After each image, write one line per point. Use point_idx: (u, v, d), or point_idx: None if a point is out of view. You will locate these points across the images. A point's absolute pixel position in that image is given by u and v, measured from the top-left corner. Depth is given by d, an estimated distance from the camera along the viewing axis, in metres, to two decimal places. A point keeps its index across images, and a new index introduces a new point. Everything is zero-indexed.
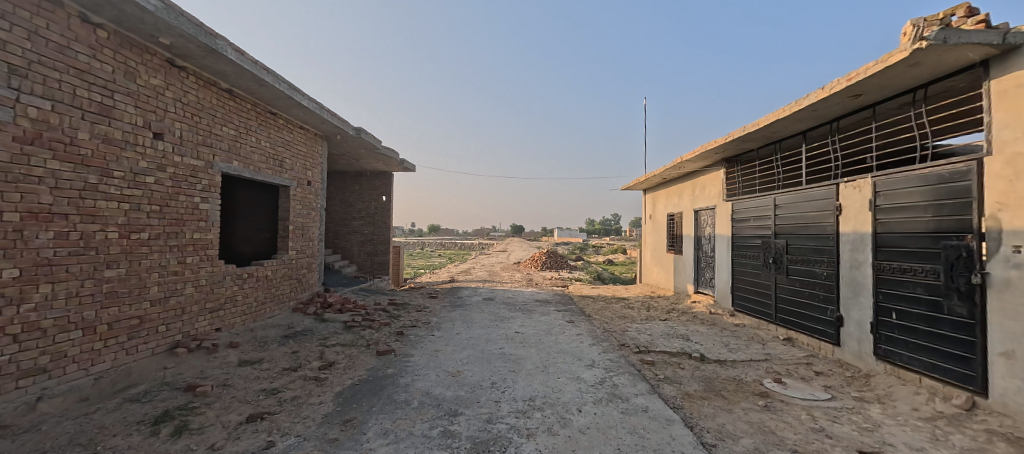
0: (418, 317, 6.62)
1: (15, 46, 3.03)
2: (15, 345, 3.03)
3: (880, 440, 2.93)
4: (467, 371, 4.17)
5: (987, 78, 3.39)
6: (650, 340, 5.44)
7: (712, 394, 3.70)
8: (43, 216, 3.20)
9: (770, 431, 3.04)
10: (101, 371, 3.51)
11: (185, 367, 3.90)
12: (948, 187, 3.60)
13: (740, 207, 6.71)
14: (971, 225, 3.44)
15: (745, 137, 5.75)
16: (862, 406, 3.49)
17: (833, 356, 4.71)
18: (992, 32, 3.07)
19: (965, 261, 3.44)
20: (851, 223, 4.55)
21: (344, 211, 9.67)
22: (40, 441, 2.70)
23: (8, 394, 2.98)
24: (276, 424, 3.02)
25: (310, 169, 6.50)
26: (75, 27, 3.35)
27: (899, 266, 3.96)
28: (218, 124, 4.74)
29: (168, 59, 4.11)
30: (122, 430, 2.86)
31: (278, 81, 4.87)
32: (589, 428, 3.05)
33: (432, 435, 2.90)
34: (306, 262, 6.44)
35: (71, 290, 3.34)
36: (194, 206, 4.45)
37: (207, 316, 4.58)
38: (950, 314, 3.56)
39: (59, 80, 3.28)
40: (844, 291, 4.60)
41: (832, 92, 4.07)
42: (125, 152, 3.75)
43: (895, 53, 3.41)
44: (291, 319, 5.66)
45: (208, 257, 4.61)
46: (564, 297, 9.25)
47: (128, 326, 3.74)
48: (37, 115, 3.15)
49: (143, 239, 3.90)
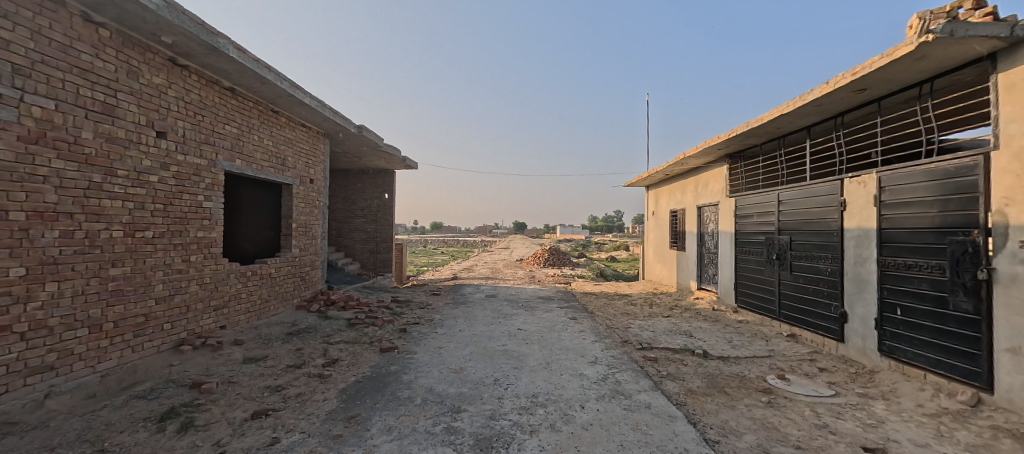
0: (421, 315, 6.63)
1: (19, 46, 3.04)
2: (23, 342, 3.06)
3: (884, 437, 2.92)
4: (470, 368, 4.18)
5: (994, 72, 3.35)
6: (653, 336, 5.44)
7: (715, 390, 3.70)
8: (48, 215, 3.21)
9: (774, 427, 3.03)
10: (108, 368, 3.54)
11: (190, 364, 3.92)
12: (954, 182, 3.57)
13: (744, 203, 6.67)
14: (977, 220, 3.41)
15: (749, 133, 5.71)
16: (866, 402, 3.47)
17: (837, 352, 4.69)
18: (1000, 25, 3.03)
19: (971, 257, 3.42)
20: (856, 218, 4.51)
21: (347, 209, 9.69)
22: (47, 438, 2.73)
23: (16, 391, 3.01)
24: (280, 421, 3.04)
25: (312, 167, 6.51)
26: (77, 26, 3.36)
27: (904, 262, 3.94)
28: (221, 122, 4.75)
29: (170, 58, 4.12)
30: (129, 427, 2.88)
31: (279, 79, 4.87)
32: (592, 424, 3.05)
33: (436, 432, 2.91)
34: (309, 260, 6.47)
35: (77, 288, 3.37)
36: (198, 204, 4.47)
37: (211, 314, 4.61)
38: (955, 310, 3.54)
39: (62, 80, 3.30)
40: (848, 287, 4.58)
41: (837, 87, 4.03)
42: (129, 151, 3.76)
43: (901, 47, 3.38)
44: (295, 317, 5.69)
45: (212, 255, 4.63)
46: (567, 293, 9.26)
47: (133, 324, 3.76)
48: (41, 114, 3.16)
49: (148, 238, 3.92)
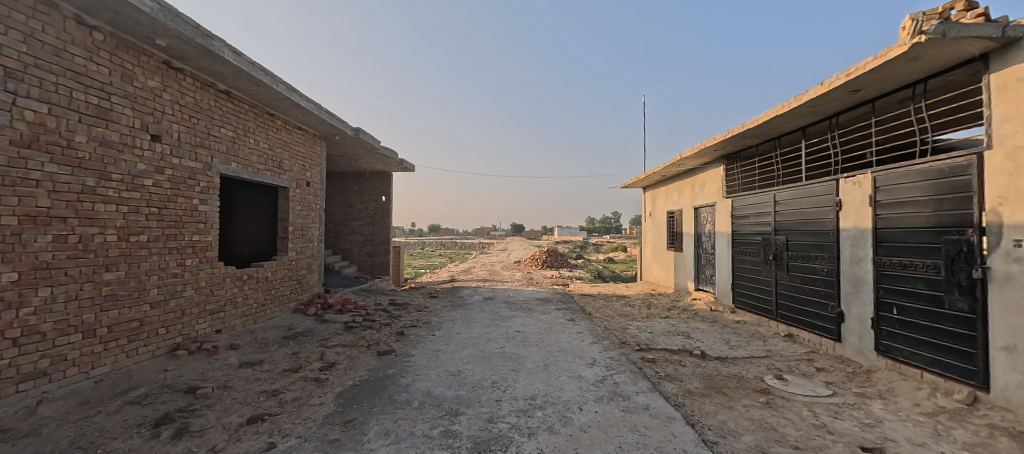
0: (419, 317, 6.61)
1: (12, 49, 3.03)
2: (15, 348, 3.03)
3: (882, 436, 2.93)
4: (468, 370, 4.17)
5: (987, 72, 3.38)
6: (651, 337, 5.44)
7: (713, 391, 3.70)
8: (42, 219, 3.19)
9: (772, 428, 3.04)
10: (102, 374, 3.51)
11: (186, 369, 3.88)
12: (948, 181, 3.60)
13: (740, 203, 6.70)
14: (972, 219, 3.43)
15: (744, 134, 5.75)
16: (864, 401, 3.48)
17: (834, 351, 4.70)
18: (991, 25, 3.05)
19: (966, 256, 3.44)
20: (851, 218, 4.54)
21: (344, 212, 9.68)
22: (40, 445, 2.70)
23: (9, 397, 2.98)
24: (276, 425, 3.02)
25: (309, 170, 6.49)
26: (71, 29, 3.34)
27: (899, 261, 3.95)
28: (216, 125, 4.74)
29: (166, 61, 4.10)
30: (123, 433, 2.85)
31: (276, 81, 4.86)
32: (590, 426, 3.04)
33: (433, 435, 2.90)
34: (306, 263, 6.44)
35: (70, 293, 3.34)
36: (193, 207, 4.44)
37: (207, 318, 4.58)
38: (950, 308, 3.56)
39: (56, 83, 3.28)
40: (845, 287, 4.59)
41: (831, 87, 4.05)
42: (123, 154, 3.74)
43: (894, 48, 3.40)
44: (291, 320, 5.64)
45: (207, 259, 4.60)
46: (565, 295, 9.25)
47: (127, 328, 3.73)
48: (34, 118, 3.14)
49: (143, 242, 3.90)
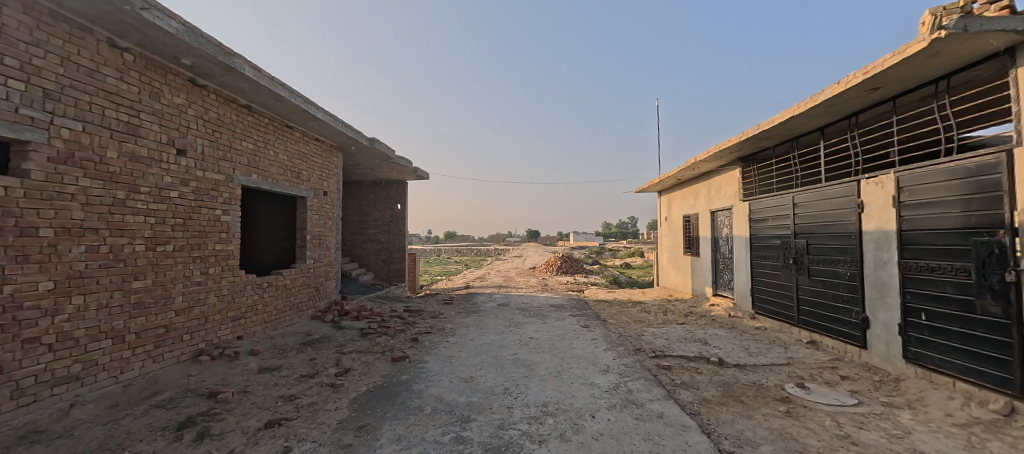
0: (433, 324, 6.66)
1: (50, 72, 3.23)
2: (50, 353, 3.18)
3: (910, 448, 2.80)
4: (480, 377, 4.17)
5: (1014, 66, 3.24)
6: (666, 344, 5.35)
7: (730, 399, 3.61)
8: (76, 231, 3.36)
9: (793, 438, 2.94)
10: (130, 378, 3.66)
11: (208, 374, 4.00)
12: (976, 181, 3.46)
13: (758, 206, 6.55)
14: (1003, 220, 3.28)
15: (760, 136, 5.64)
16: (891, 411, 3.34)
17: (860, 359, 4.53)
18: (1017, 18, 2.94)
19: (998, 258, 3.28)
20: (875, 220, 4.38)
21: (361, 220, 9.86)
22: (71, 446, 2.82)
23: (44, 400, 3.13)
24: (293, 430, 3.08)
25: (326, 180, 6.67)
26: (104, 51, 3.54)
27: (927, 265, 3.80)
28: (238, 138, 4.93)
29: (190, 79, 4.30)
30: (148, 435, 2.97)
31: (294, 95, 5.03)
32: (602, 434, 3.01)
33: (445, 441, 2.91)
34: (324, 271, 6.59)
35: (101, 301, 3.50)
36: (216, 218, 4.62)
37: (229, 324, 4.74)
38: (983, 314, 3.39)
39: (90, 102, 3.47)
40: (869, 291, 4.43)
41: (848, 86, 3.95)
42: (151, 168, 3.93)
43: (912, 44, 3.30)
44: (309, 327, 5.77)
45: (229, 267, 4.77)
46: (580, 301, 9.17)
47: (155, 334, 3.90)
48: (69, 135, 3.33)
49: (169, 251, 4.07)
